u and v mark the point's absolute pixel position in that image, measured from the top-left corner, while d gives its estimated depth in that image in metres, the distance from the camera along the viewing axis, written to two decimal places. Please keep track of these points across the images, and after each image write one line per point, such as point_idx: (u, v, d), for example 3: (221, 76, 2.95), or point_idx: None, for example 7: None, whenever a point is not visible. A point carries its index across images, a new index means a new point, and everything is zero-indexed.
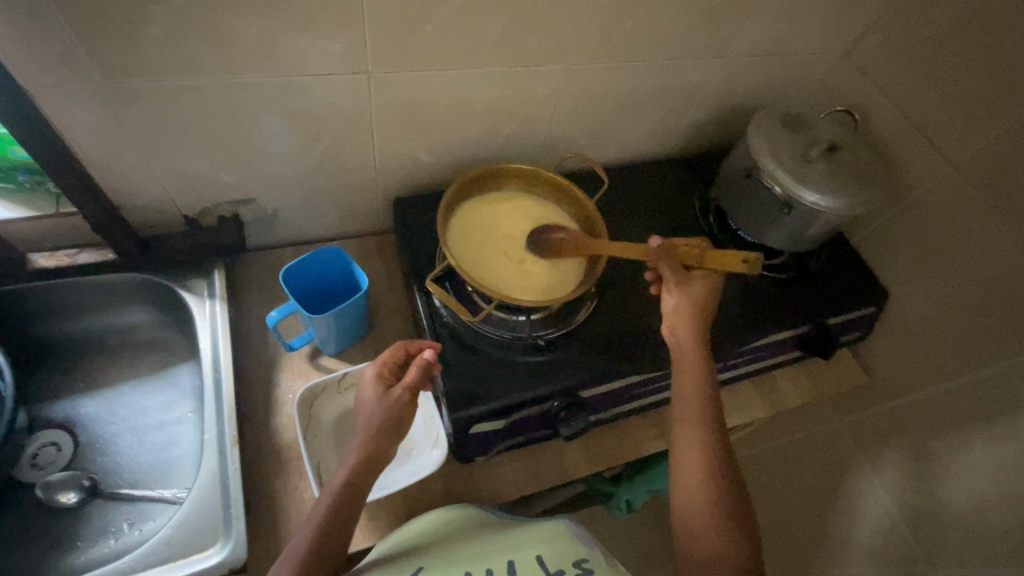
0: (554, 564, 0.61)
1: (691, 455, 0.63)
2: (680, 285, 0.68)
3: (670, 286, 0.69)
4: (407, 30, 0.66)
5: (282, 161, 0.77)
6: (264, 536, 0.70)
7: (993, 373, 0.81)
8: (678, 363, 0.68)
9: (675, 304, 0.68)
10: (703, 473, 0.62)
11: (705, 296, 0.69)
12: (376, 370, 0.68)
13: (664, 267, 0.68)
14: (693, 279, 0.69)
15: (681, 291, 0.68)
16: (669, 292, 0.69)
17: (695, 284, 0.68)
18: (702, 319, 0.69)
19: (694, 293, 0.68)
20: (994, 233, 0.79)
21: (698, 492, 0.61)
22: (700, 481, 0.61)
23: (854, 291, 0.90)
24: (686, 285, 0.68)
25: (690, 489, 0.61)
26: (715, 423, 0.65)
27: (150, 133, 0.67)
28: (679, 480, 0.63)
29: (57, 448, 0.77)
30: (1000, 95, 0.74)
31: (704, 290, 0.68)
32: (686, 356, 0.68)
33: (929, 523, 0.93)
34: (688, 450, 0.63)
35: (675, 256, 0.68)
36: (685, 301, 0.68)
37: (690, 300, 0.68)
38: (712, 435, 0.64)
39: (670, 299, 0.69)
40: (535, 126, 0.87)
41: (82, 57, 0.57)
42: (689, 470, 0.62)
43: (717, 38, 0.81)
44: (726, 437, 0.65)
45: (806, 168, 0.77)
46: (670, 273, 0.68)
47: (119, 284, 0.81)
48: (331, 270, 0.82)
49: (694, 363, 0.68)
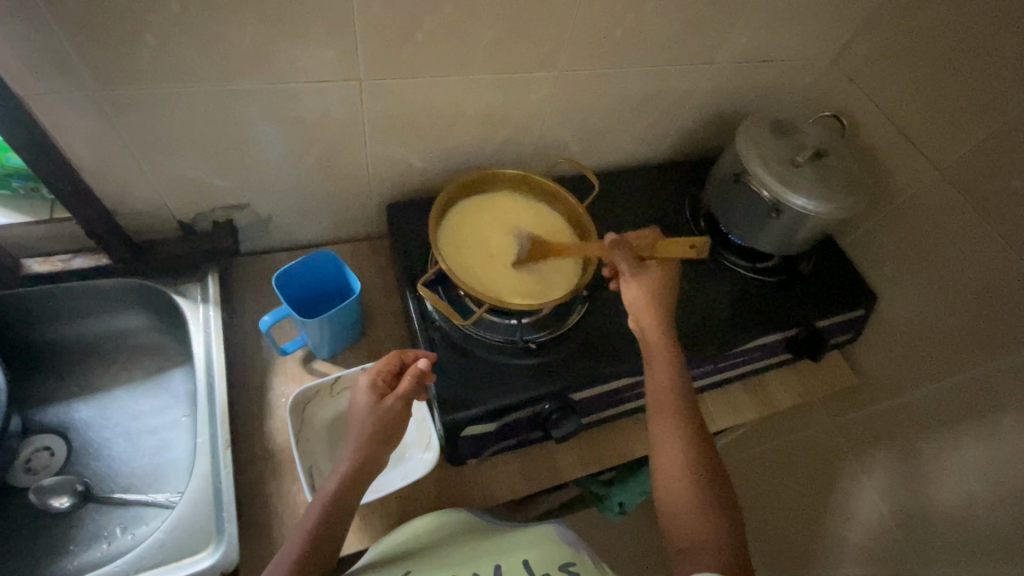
0: (538, 567, 0.60)
1: (669, 446, 0.63)
2: (636, 274, 0.70)
3: (626, 276, 0.70)
4: (399, 38, 0.67)
5: (276, 167, 0.78)
6: (256, 540, 0.71)
7: (980, 374, 0.82)
8: (652, 359, 0.69)
9: (634, 294, 0.70)
10: (684, 461, 0.62)
11: (662, 285, 0.70)
12: (370, 379, 0.68)
13: (619, 257, 0.70)
14: (649, 268, 0.70)
15: (638, 280, 0.69)
16: (628, 283, 0.70)
17: (649, 271, 0.70)
18: (662, 305, 0.70)
19: (648, 281, 0.69)
20: (979, 235, 0.80)
21: (677, 480, 0.61)
22: (680, 469, 0.62)
23: (843, 294, 0.91)
24: (642, 274, 0.70)
25: (671, 478, 0.62)
26: (691, 413, 0.65)
27: (145, 139, 0.68)
28: (660, 472, 0.63)
29: (50, 453, 0.77)
30: (984, 102, 0.76)
31: (659, 277, 0.70)
32: (660, 350, 0.69)
33: (919, 524, 0.94)
34: (667, 443, 0.63)
35: (630, 248, 0.71)
36: (642, 292, 0.69)
37: (648, 289, 0.69)
38: (690, 428, 0.64)
39: (628, 290, 0.70)
40: (527, 132, 0.88)
41: (78, 66, 0.58)
42: (669, 459, 0.62)
43: (706, 45, 0.83)
44: (704, 426, 0.66)
45: (793, 173, 0.78)
46: (625, 262, 0.70)
47: (112, 289, 0.81)
48: (324, 274, 0.82)
49: (668, 357, 0.68)
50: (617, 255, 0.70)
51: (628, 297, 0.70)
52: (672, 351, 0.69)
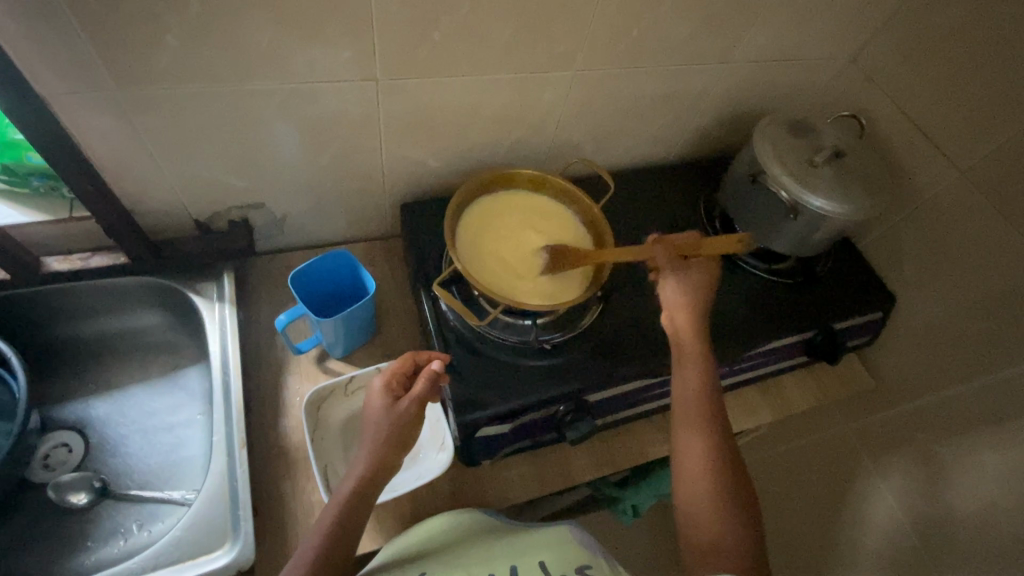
0: (555, 569, 0.60)
1: (693, 449, 0.63)
2: (677, 271, 0.70)
3: (664, 273, 0.70)
4: (415, 37, 0.66)
5: (292, 167, 0.78)
6: (271, 538, 0.71)
7: (999, 379, 0.81)
8: (680, 361, 0.68)
9: (673, 292, 0.70)
10: (706, 466, 0.61)
11: (699, 284, 0.71)
12: (384, 381, 0.68)
13: (662, 253, 0.70)
14: (693, 266, 0.71)
15: (678, 278, 0.70)
16: (666, 279, 0.70)
17: (694, 270, 0.71)
18: (701, 302, 0.70)
19: (691, 279, 0.70)
20: (1001, 238, 0.79)
21: (699, 483, 0.61)
22: (702, 473, 0.61)
23: (862, 295, 0.90)
24: (684, 271, 0.70)
25: (692, 481, 0.61)
26: (717, 417, 0.65)
27: (164, 139, 0.69)
28: (682, 474, 0.62)
29: (68, 449, 0.78)
30: (1006, 102, 0.74)
31: (699, 278, 0.71)
32: (688, 353, 0.68)
33: (936, 529, 0.93)
34: (690, 446, 0.63)
35: (673, 246, 0.71)
36: (683, 289, 0.70)
37: (687, 286, 0.70)
38: (714, 432, 0.64)
39: (666, 287, 0.70)
40: (542, 132, 0.87)
41: (98, 65, 0.58)
42: (691, 462, 0.62)
43: (723, 44, 0.82)
44: (728, 431, 0.65)
45: (812, 174, 0.77)
46: (667, 260, 0.70)
47: (130, 287, 0.82)
48: (339, 273, 0.82)
49: (696, 360, 0.68)
50: (661, 254, 0.70)
51: (665, 293, 0.71)
52: (700, 354, 0.68)
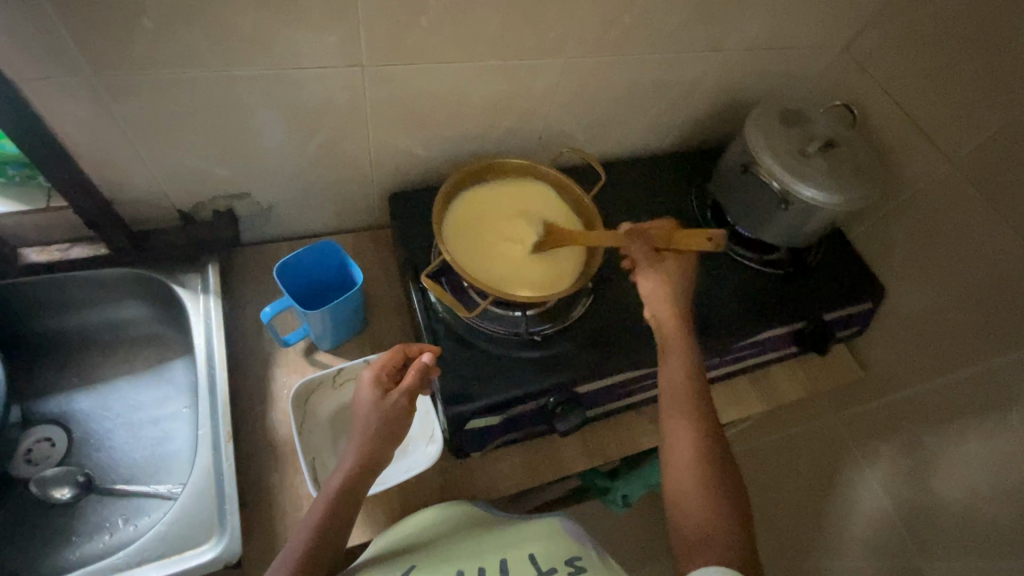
0: (545, 563, 0.59)
1: (682, 440, 0.62)
2: (653, 266, 0.70)
3: (641, 267, 0.70)
4: (402, 22, 0.65)
5: (277, 155, 0.77)
6: (260, 532, 0.70)
7: (987, 368, 0.81)
8: (669, 352, 0.68)
9: (649, 286, 0.70)
10: (695, 457, 0.61)
11: (676, 279, 0.70)
12: (373, 374, 0.67)
13: (636, 248, 0.69)
14: (667, 260, 0.70)
15: (654, 273, 0.70)
16: (643, 275, 0.70)
17: (668, 264, 0.70)
18: (678, 296, 0.70)
19: (666, 274, 0.70)
20: (990, 228, 0.79)
21: (687, 474, 0.60)
22: (691, 464, 0.61)
23: (852, 286, 0.90)
24: (661, 266, 0.70)
25: (680, 472, 0.61)
26: (705, 409, 0.65)
27: (143, 126, 0.67)
28: (670, 465, 0.62)
29: (51, 444, 0.77)
30: (997, 91, 0.74)
31: (675, 272, 0.70)
32: (677, 344, 0.68)
33: (923, 516, 0.94)
34: (679, 436, 0.63)
35: (648, 239, 0.69)
36: (659, 284, 0.69)
37: (663, 280, 0.70)
38: (702, 423, 0.63)
39: (644, 282, 0.70)
40: (533, 121, 0.86)
41: (73, 49, 0.57)
42: (680, 453, 0.62)
43: (716, 32, 0.81)
44: (716, 423, 0.65)
45: (804, 164, 0.77)
46: (643, 254, 0.70)
47: (113, 278, 0.80)
48: (326, 264, 0.81)
49: (684, 351, 0.68)
50: (636, 246, 0.69)
51: (643, 287, 0.70)
52: (688, 345, 0.68)
